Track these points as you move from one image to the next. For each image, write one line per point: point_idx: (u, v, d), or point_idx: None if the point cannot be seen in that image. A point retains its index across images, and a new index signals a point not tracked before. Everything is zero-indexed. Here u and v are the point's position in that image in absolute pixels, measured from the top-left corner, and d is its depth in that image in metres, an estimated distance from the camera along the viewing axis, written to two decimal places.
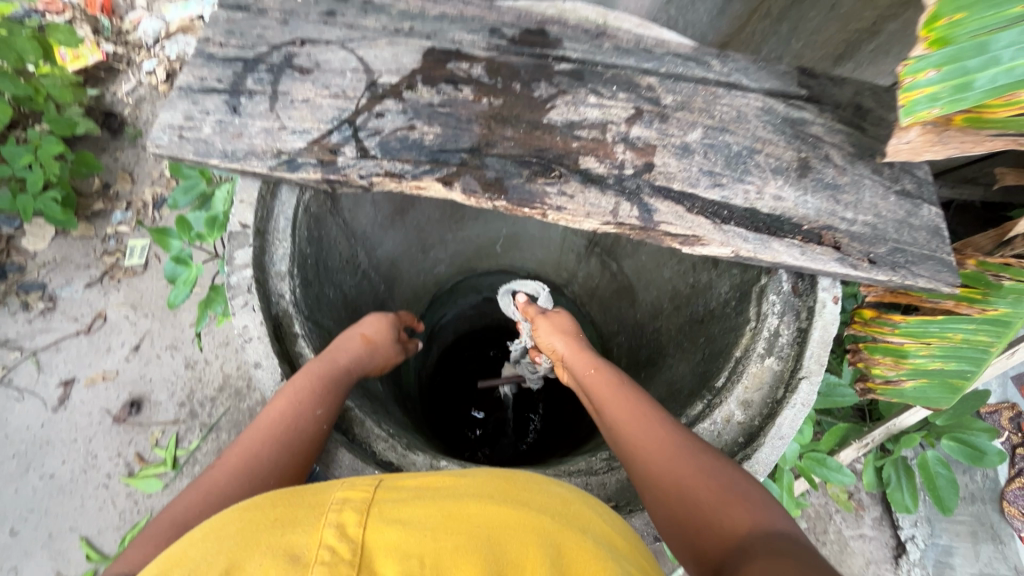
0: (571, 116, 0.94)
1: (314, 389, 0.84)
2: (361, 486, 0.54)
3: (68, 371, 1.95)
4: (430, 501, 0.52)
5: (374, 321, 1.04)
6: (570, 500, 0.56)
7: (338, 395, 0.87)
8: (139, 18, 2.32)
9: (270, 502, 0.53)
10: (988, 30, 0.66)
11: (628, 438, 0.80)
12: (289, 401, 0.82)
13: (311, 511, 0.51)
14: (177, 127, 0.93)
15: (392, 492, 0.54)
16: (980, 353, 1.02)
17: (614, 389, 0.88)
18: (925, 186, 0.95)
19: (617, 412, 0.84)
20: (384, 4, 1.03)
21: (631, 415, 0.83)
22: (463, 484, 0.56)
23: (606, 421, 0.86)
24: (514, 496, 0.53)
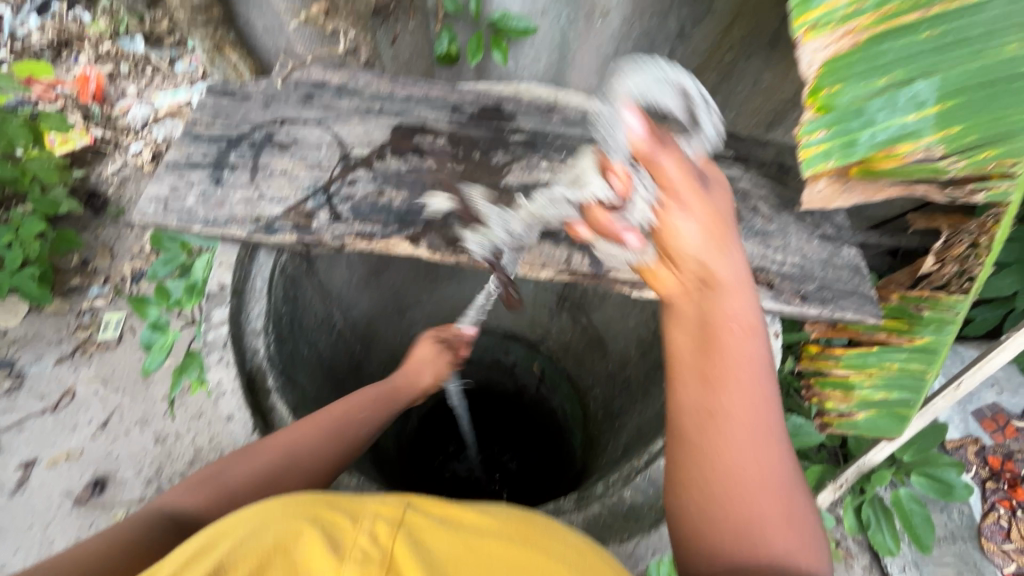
0: (525, 179, 1.05)
1: (364, 401, 1.01)
2: (392, 503, 0.57)
3: (30, 453, 1.88)
4: (453, 533, 0.55)
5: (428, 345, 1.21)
6: (585, 551, 0.56)
7: (381, 412, 1.02)
8: (129, 105, 2.47)
9: (310, 500, 0.57)
10: (860, 99, 0.81)
11: (736, 431, 0.65)
12: (342, 406, 0.97)
13: (351, 514, 0.55)
14: (162, 198, 1.01)
15: (423, 516, 0.56)
16: (917, 380, 1.09)
17: (752, 371, 0.68)
18: (844, 230, 1.07)
19: (737, 401, 0.66)
20: (358, 88, 1.15)
21: (753, 410, 0.66)
22: (488, 518, 0.58)
23: (718, 398, 0.67)
24: (531, 538, 0.55)
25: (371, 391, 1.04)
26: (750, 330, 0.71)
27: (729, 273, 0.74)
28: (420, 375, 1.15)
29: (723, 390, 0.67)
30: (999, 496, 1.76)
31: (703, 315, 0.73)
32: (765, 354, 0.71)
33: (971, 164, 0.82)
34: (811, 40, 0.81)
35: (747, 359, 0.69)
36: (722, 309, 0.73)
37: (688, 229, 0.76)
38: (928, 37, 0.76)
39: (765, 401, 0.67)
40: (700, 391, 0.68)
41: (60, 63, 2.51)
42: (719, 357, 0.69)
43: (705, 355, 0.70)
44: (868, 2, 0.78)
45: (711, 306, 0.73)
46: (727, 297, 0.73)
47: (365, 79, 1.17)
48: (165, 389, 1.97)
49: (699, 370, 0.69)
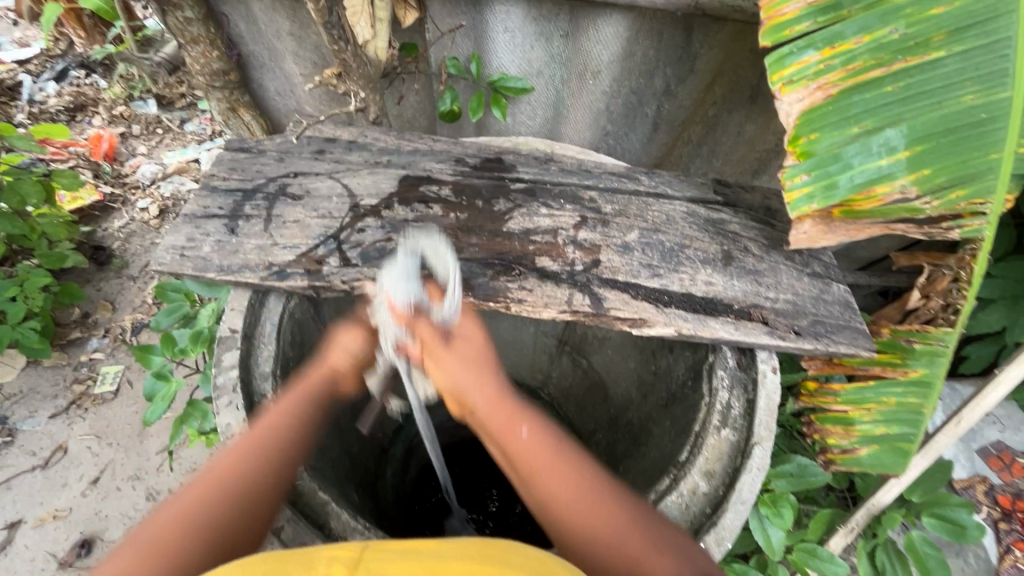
0: (526, 225, 1.11)
1: (281, 405, 0.86)
2: (348, 546, 0.57)
3: (15, 513, 1.83)
4: (414, 560, 0.56)
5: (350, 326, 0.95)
6: (546, 560, 0.58)
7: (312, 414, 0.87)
8: (138, 163, 2.57)
9: (259, 558, 0.56)
10: (837, 145, 0.88)
11: (571, 509, 0.74)
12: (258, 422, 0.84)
13: (304, 562, 0.55)
14: (179, 247, 1.05)
15: (380, 552, 0.57)
16: (914, 414, 1.11)
17: (557, 455, 0.79)
18: (832, 268, 1.12)
19: (559, 487, 0.76)
20: (367, 143, 1.23)
21: (579, 488, 0.76)
22: (447, 544, 0.59)
23: (541, 493, 0.77)
24: (496, 558, 0.57)
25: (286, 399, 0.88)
26: (533, 418, 0.82)
27: (493, 388, 0.83)
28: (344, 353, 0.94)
29: (541, 482, 0.77)
30: (1013, 538, 1.73)
31: (492, 429, 0.81)
32: (557, 437, 0.81)
33: (943, 204, 0.88)
34: (787, 93, 0.88)
35: (546, 448, 0.79)
36: (498, 418, 0.81)
37: (458, 379, 0.82)
38: (892, 91, 0.84)
39: (580, 474, 0.78)
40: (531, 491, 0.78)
41: (75, 125, 2.63)
42: (524, 454, 0.79)
43: (516, 464, 0.79)
44: (836, 59, 0.85)
45: (493, 422, 0.81)
46: (495, 413, 0.81)
47: (373, 135, 1.25)
48: (161, 442, 1.95)
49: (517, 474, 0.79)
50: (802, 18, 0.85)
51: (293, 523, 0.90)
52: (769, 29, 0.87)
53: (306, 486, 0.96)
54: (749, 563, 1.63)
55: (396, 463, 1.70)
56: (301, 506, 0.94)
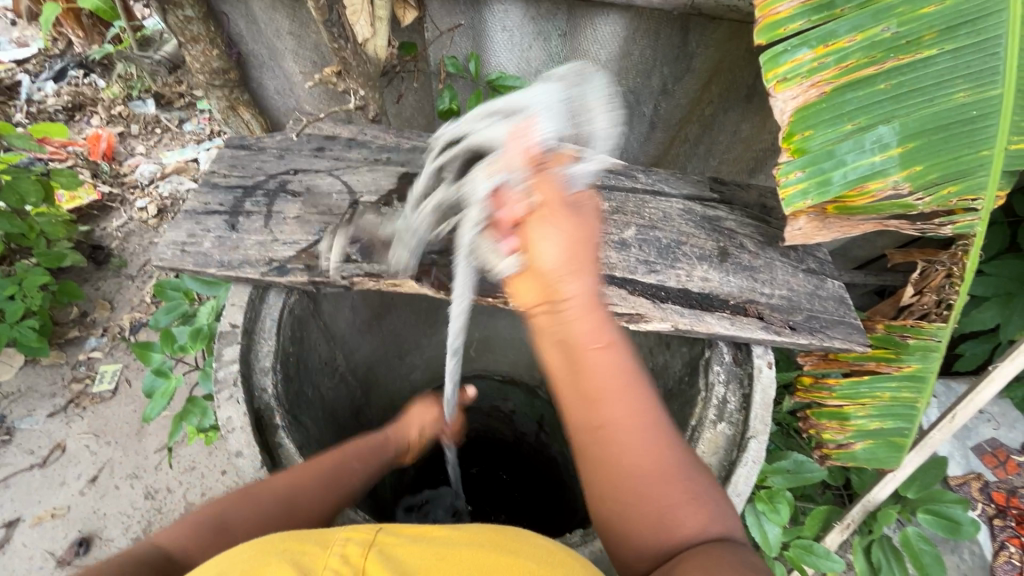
0: None
1: (359, 447, 0.98)
2: (362, 528, 0.58)
3: (13, 511, 1.83)
4: (425, 545, 0.56)
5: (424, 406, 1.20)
6: (556, 551, 0.57)
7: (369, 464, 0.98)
8: (137, 163, 2.58)
9: (278, 537, 0.57)
10: (831, 142, 0.89)
11: (624, 444, 0.67)
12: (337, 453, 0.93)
13: (320, 542, 0.56)
14: (180, 243, 1.06)
15: (394, 537, 0.57)
16: (909, 409, 1.13)
17: (629, 380, 0.69)
18: (826, 264, 1.13)
19: (622, 415, 0.68)
20: (366, 141, 1.24)
21: (639, 423, 0.68)
22: (459, 530, 0.59)
23: (599, 413, 0.68)
24: (504, 546, 0.57)
25: (367, 442, 1.01)
26: (612, 330, 0.71)
27: (589, 287, 0.72)
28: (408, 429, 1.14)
29: (603, 404, 0.68)
30: (1008, 534, 1.73)
31: (561, 329, 0.71)
32: (632, 362, 0.70)
33: (936, 200, 0.90)
34: (782, 91, 0.89)
35: (618, 369, 0.69)
36: (580, 322, 0.71)
37: (553, 260, 0.72)
38: (885, 88, 0.85)
39: (645, 408, 0.69)
40: (587, 410, 0.69)
41: (74, 124, 2.63)
42: (592, 371, 0.69)
43: (578, 379, 0.69)
44: (830, 57, 0.86)
45: (563, 321, 0.71)
46: (572, 310, 0.71)
47: (372, 133, 1.26)
48: (160, 440, 1.95)
49: (577, 389, 0.69)
50: (796, 16, 0.86)
51: None
52: (764, 27, 0.88)
53: None
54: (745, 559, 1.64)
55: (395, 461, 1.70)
56: None
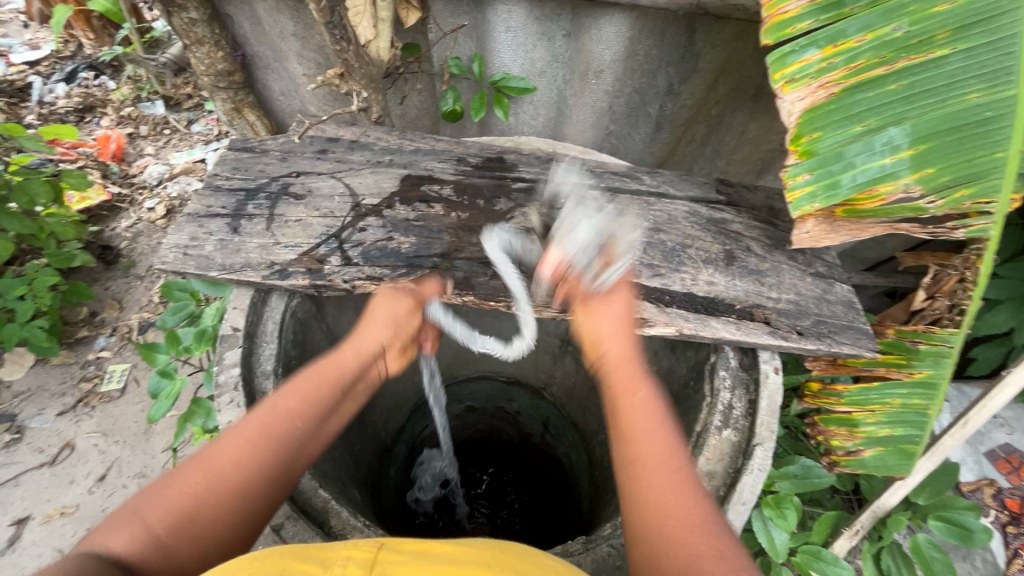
0: (527, 224, 1.11)
1: (301, 387, 0.86)
2: (364, 546, 0.57)
3: (23, 509, 1.85)
4: (432, 563, 0.55)
5: (389, 300, 0.99)
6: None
7: (320, 400, 0.86)
8: (145, 164, 2.60)
9: (277, 556, 0.56)
10: (840, 143, 0.87)
11: (658, 476, 0.73)
12: (273, 404, 0.82)
13: (322, 563, 0.55)
14: (182, 246, 1.06)
15: (397, 554, 0.56)
16: (920, 416, 1.10)
17: (662, 428, 0.80)
18: (835, 268, 1.11)
19: (646, 447, 0.77)
20: (369, 143, 1.23)
21: (666, 458, 0.75)
22: (463, 547, 0.59)
23: (633, 449, 0.78)
24: (511, 565, 0.57)
25: (312, 380, 0.87)
26: (646, 383, 0.86)
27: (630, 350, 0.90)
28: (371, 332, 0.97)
29: (634, 440, 0.79)
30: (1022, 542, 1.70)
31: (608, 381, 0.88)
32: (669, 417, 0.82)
33: (948, 203, 0.87)
34: (789, 92, 0.87)
35: (650, 412, 0.82)
36: (622, 373, 0.87)
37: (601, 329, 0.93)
38: (896, 89, 0.83)
39: (671, 446, 0.77)
40: (624, 446, 0.79)
41: (83, 126, 2.65)
42: (630, 414, 0.82)
43: (617, 419, 0.83)
44: (839, 57, 0.84)
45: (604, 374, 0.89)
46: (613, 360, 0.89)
47: (375, 134, 1.25)
48: (166, 440, 1.96)
49: (617, 429, 0.82)
50: (803, 15, 0.85)
51: (293, 520, 0.90)
52: (771, 27, 0.86)
53: (308, 484, 0.97)
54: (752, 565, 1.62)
55: (398, 463, 1.70)
56: (302, 503, 0.95)
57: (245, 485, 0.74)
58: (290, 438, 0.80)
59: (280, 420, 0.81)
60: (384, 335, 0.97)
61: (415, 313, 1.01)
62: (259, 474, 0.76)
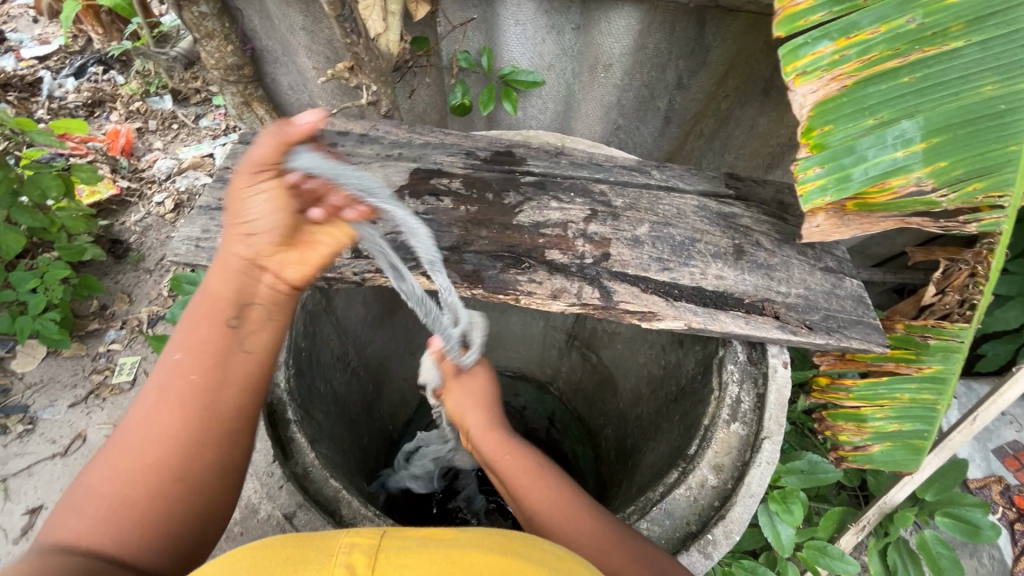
0: (536, 218, 1.11)
1: (183, 339, 0.79)
2: (367, 534, 0.58)
3: (36, 499, 1.88)
4: (434, 550, 0.56)
5: (243, 198, 0.81)
6: (566, 557, 0.57)
7: (206, 342, 0.78)
8: (154, 158, 2.61)
9: (281, 545, 0.57)
10: (851, 137, 0.86)
11: (545, 510, 0.85)
12: (163, 372, 0.76)
13: (324, 550, 0.55)
14: (194, 239, 1.07)
15: (400, 541, 0.57)
16: (929, 411, 1.10)
17: (534, 469, 0.92)
18: (845, 263, 1.11)
19: (535, 502, 0.86)
20: (378, 136, 1.23)
21: (555, 503, 0.85)
22: (467, 534, 0.59)
23: (526, 509, 0.87)
24: (516, 549, 0.56)
25: (197, 329, 0.79)
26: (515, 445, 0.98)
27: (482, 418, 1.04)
28: (233, 240, 0.83)
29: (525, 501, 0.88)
30: None
31: (484, 456, 1.00)
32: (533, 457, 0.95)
33: (960, 197, 0.87)
34: (801, 85, 0.87)
35: (523, 467, 0.93)
36: (481, 434, 1.02)
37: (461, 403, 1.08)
38: (909, 82, 0.83)
39: (557, 491, 0.87)
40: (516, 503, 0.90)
41: (93, 120, 2.67)
42: (506, 470, 0.94)
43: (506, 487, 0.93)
44: (852, 50, 0.83)
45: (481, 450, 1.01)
46: (481, 439, 1.01)
47: (385, 128, 1.25)
48: None
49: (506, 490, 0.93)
50: (816, 7, 0.84)
51: (305, 508, 0.92)
52: (783, 19, 0.85)
53: (318, 474, 0.98)
54: (757, 560, 1.62)
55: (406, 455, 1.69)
56: (314, 493, 0.96)
57: (169, 457, 0.71)
58: (191, 391, 0.75)
59: (176, 381, 0.75)
60: (241, 239, 0.82)
61: (263, 176, 0.81)
62: (175, 437, 0.72)
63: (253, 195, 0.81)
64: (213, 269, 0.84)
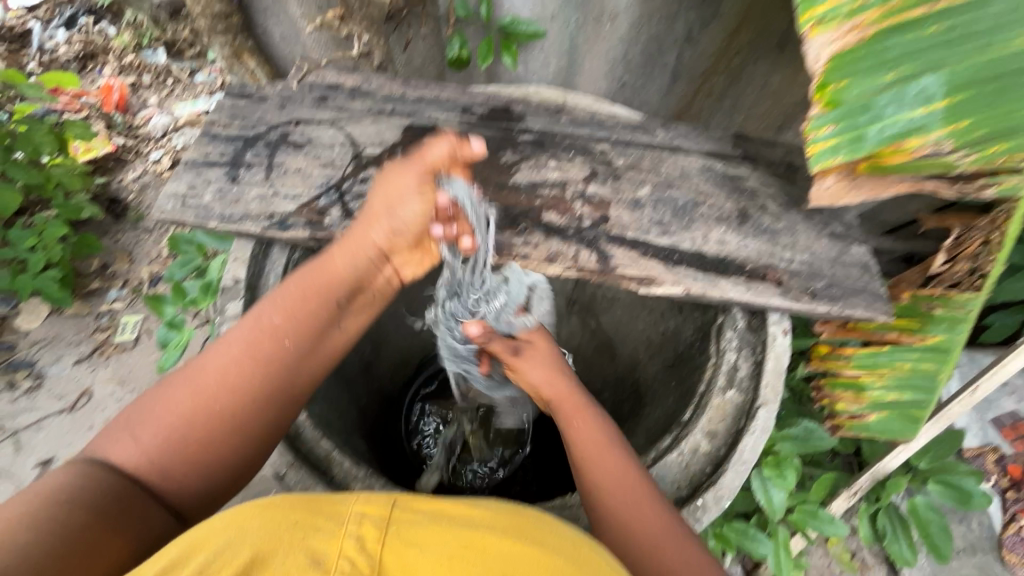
0: (534, 178, 1.07)
1: (286, 302, 0.84)
2: (377, 503, 0.58)
3: (48, 451, 1.92)
4: (447, 527, 0.56)
5: (387, 197, 0.90)
6: (580, 544, 0.57)
7: (305, 317, 0.84)
8: (149, 115, 2.55)
9: (290, 505, 0.58)
10: (869, 93, 0.82)
11: (609, 488, 0.82)
12: (253, 325, 0.81)
13: (336, 519, 0.56)
14: (181, 195, 1.04)
15: (411, 515, 0.57)
16: (929, 381, 1.07)
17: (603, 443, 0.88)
18: (853, 228, 1.07)
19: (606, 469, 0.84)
20: (371, 90, 1.18)
21: (620, 474, 0.83)
22: (481, 512, 0.60)
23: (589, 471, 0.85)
24: (526, 533, 0.57)
25: (299, 299, 0.85)
26: (587, 415, 0.94)
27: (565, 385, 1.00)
28: (372, 233, 0.90)
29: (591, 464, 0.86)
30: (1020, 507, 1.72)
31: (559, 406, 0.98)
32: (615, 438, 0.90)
33: (980, 159, 0.82)
34: (817, 35, 0.80)
35: (596, 435, 0.90)
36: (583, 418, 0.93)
37: (539, 376, 1.02)
38: (935, 32, 0.76)
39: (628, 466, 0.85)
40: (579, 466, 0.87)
41: (86, 74, 2.60)
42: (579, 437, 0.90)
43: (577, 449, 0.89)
44: None
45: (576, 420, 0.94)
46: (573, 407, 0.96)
47: (377, 81, 1.19)
48: None
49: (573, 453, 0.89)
50: None
51: (296, 468, 0.91)
52: None
53: (309, 434, 0.97)
54: (749, 521, 1.66)
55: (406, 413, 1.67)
56: (307, 452, 0.96)
57: (226, 414, 0.76)
58: (281, 355, 0.81)
59: (268, 341, 0.81)
60: (381, 233, 0.90)
61: (423, 189, 0.92)
62: (247, 393, 0.77)
63: (410, 199, 0.91)
64: (335, 245, 0.91)
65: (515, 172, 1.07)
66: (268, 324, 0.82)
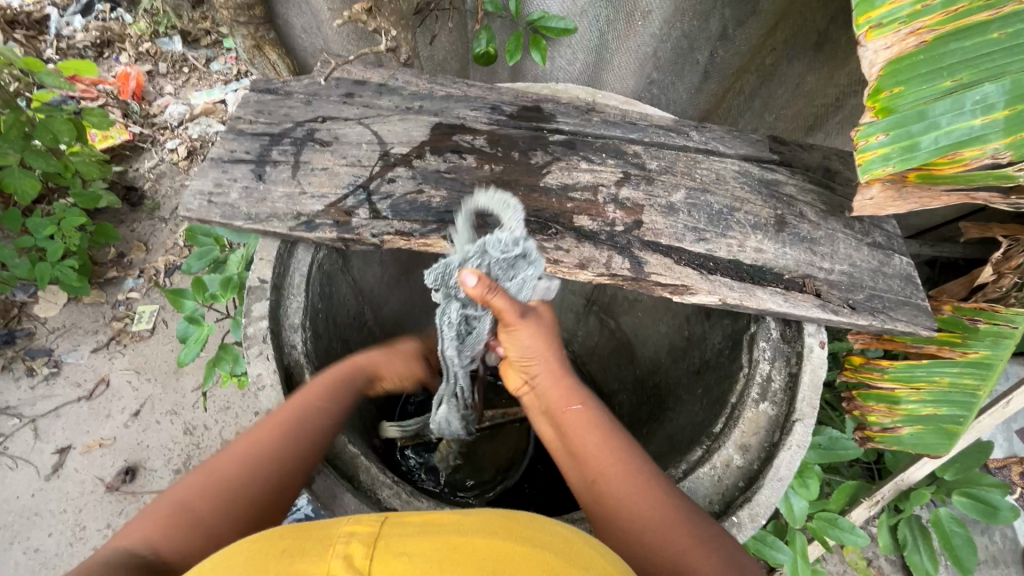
0: (565, 180, 1.04)
1: (320, 385, 0.87)
2: (366, 520, 0.54)
3: (65, 439, 1.93)
4: (433, 535, 0.52)
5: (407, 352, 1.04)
6: (573, 537, 0.53)
7: (338, 400, 0.87)
8: (166, 103, 2.54)
9: (277, 536, 0.54)
10: (924, 100, 0.77)
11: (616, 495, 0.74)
12: (289, 404, 0.82)
13: (321, 542, 0.52)
14: (207, 193, 1.02)
15: (401, 527, 0.53)
16: (968, 397, 1.05)
17: (603, 435, 0.80)
18: (894, 238, 1.03)
19: (616, 476, 0.76)
20: (398, 87, 1.15)
21: (629, 477, 0.76)
22: (468, 517, 0.55)
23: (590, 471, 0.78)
24: (519, 533, 0.52)
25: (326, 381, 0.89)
26: (586, 395, 0.86)
27: (555, 360, 0.87)
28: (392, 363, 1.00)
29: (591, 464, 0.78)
30: None
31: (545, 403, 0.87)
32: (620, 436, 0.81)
33: None
34: (874, 39, 0.78)
35: (593, 433, 0.80)
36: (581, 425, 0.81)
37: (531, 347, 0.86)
38: (998, 38, 0.74)
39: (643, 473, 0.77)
40: (580, 471, 0.79)
41: (103, 61, 2.58)
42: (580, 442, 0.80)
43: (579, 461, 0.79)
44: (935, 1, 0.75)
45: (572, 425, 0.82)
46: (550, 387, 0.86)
47: (404, 78, 1.17)
48: (196, 380, 2.02)
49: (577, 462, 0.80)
50: None
51: (324, 474, 0.90)
52: None
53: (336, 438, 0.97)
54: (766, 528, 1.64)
55: None
56: (333, 457, 0.95)
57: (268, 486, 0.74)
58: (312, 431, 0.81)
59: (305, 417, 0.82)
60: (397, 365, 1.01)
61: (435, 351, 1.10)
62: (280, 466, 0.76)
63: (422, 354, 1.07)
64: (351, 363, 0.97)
65: (547, 173, 1.05)
66: (308, 404, 0.83)
